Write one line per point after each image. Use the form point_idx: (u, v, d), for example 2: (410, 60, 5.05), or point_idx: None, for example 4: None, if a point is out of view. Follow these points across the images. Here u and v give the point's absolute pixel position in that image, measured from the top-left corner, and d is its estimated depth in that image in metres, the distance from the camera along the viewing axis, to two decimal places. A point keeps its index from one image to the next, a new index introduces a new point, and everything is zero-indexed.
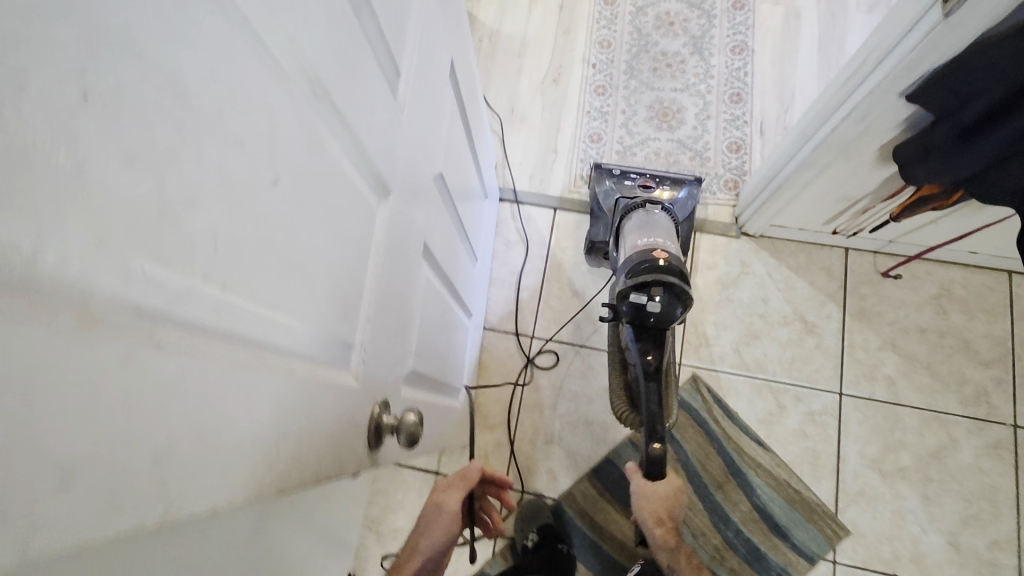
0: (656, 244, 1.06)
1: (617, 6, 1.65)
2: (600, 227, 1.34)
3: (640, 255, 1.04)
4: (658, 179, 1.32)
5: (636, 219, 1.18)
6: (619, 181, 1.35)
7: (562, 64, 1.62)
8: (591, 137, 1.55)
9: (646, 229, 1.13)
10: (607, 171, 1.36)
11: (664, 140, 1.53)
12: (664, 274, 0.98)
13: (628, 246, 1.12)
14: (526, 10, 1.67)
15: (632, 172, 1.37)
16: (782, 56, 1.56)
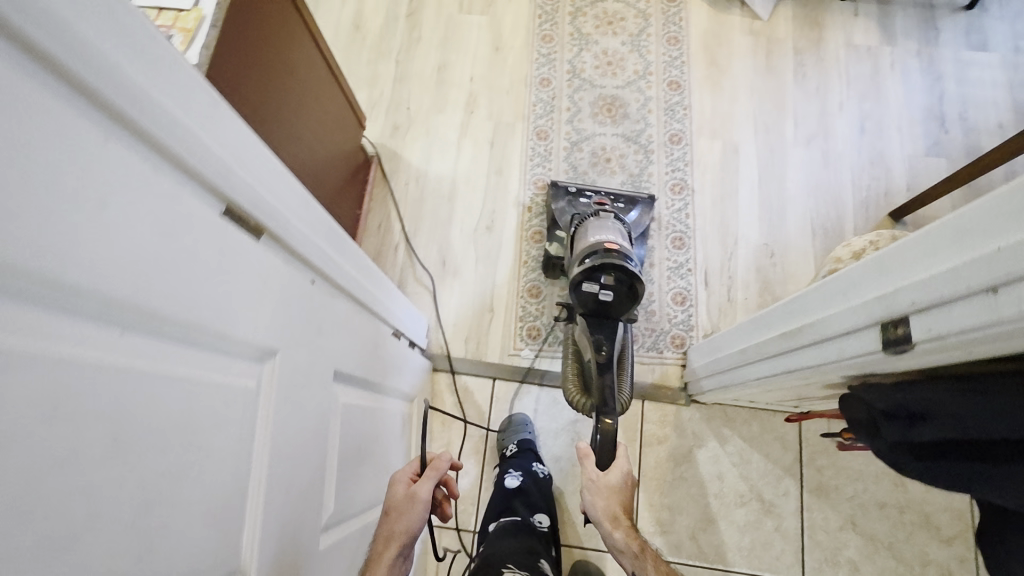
0: (609, 239, 1.14)
1: (550, 142, 1.57)
2: (554, 243, 1.38)
3: (593, 247, 1.12)
4: (612, 197, 1.39)
5: (590, 223, 1.25)
6: (575, 199, 1.40)
7: (494, 208, 1.52)
8: (529, 291, 1.45)
9: (600, 227, 1.21)
10: (563, 190, 1.42)
11: None
12: (615, 263, 1.06)
13: (580, 245, 1.21)
14: (454, 148, 1.57)
15: (588, 189, 1.43)
16: (722, 195, 1.49)
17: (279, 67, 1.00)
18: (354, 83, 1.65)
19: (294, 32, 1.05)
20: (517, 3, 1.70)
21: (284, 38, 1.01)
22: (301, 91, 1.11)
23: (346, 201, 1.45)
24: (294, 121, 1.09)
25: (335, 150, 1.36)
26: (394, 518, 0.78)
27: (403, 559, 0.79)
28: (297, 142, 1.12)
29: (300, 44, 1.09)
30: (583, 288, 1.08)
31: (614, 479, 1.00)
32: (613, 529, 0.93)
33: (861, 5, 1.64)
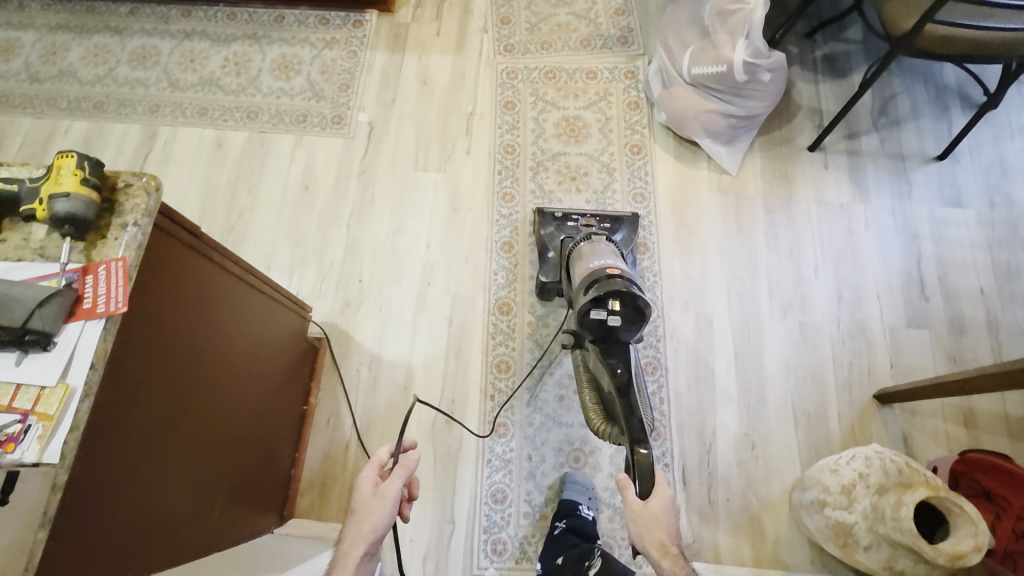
0: (609, 265, 1.17)
1: (513, 317, 1.47)
2: (548, 268, 1.40)
3: (594, 275, 1.15)
4: (598, 220, 1.44)
5: (583, 250, 1.26)
6: (562, 223, 1.44)
7: (455, 396, 1.41)
8: (494, 495, 1.33)
9: (597, 254, 1.23)
10: (550, 216, 1.46)
11: None
12: (620, 287, 1.08)
13: (582, 272, 1.22)
14: (410, 327, 1.47)
15: (574, 213, 1.48)
16: (699, 376, 1.39)
17: (181, 345, 0.88)
18: (302, 253, 1.55)
19: (201, 293, 0.93)
20: (474, 158, 1.62)
21: (186, 309, 0.89)
22: (219, 343, 1.00)
23: (293, 399, 1.33)
24: (209, 379, 0.98)
25: (277, 363, 1.24)
26: (362, 514, 0.94)
27: (367, 557, 0.93)
28: (216, 398, 1.00)
29: (212, 297, 0.97)
30: (590, 316, 1.09)
31: (658, 509, 0.95)
32: (660, 556, 0.93)
33: (830, 157, 1.57)
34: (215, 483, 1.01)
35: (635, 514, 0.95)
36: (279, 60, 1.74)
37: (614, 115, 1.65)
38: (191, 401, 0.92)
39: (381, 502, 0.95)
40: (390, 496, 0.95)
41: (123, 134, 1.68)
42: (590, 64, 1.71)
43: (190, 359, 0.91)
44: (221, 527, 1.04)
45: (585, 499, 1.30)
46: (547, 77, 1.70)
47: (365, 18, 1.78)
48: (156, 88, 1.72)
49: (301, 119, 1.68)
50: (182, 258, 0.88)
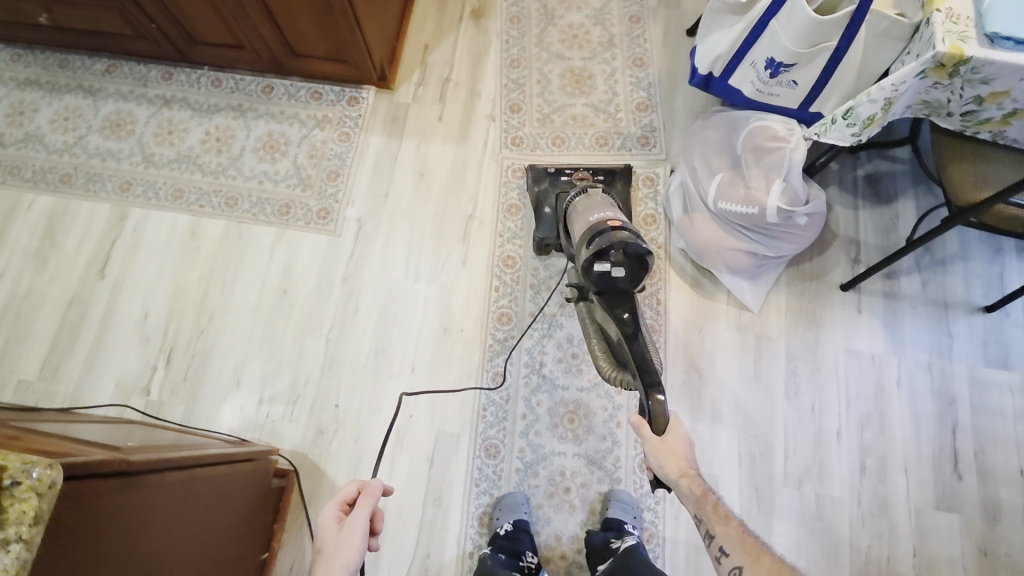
0: (608, 217, 1.08)
1: (500, 464, 1.32)
2: (544, 225, 1.39)
3: (593, 229, 1.04)
4: (591, 174, 1.46)
5: (579, 206, 1.19)
6: (556, 178, 1.46)
7: (431, 549, 1.27)
8: None
9: (593, 205, 1.15)
10: (543, 171, 1.48)
11: None
12: (624, 237, 0.99)
13: (580, 223, 1.13)
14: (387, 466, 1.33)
15: (567, 170, 1.49)
16: (699, 552, 1.26)
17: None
18: (275, 367, 1.40)
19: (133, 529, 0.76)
20: (470, 269, 1.47)
21: (117, 559, 0.72)
22: (171, 565, 0.84)
23: (251, 552, 1.16)
24: None
25: (234, 526, 1.07)
26: (330, 554, 0.85)
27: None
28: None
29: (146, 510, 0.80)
30: (595, 270, 0.99)
31: (675, 440, 0.91)
32: (679, 479, 0.89)
33: (864, 300, 1.42)
34: None
35: (653, 449, 0.91)
36: (265, 138, 1.59)
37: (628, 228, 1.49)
38: None
39: (348, 535, 0.87)
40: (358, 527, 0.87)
41: (88, 211, 1.53)
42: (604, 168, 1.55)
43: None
44: None
45: (631, 518, 1.25)
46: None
47: (361, 95, 1.62)
48: (129, 161, 1.57)
49: (283, 210, 1.53)
50: (95, 512, 0.70)
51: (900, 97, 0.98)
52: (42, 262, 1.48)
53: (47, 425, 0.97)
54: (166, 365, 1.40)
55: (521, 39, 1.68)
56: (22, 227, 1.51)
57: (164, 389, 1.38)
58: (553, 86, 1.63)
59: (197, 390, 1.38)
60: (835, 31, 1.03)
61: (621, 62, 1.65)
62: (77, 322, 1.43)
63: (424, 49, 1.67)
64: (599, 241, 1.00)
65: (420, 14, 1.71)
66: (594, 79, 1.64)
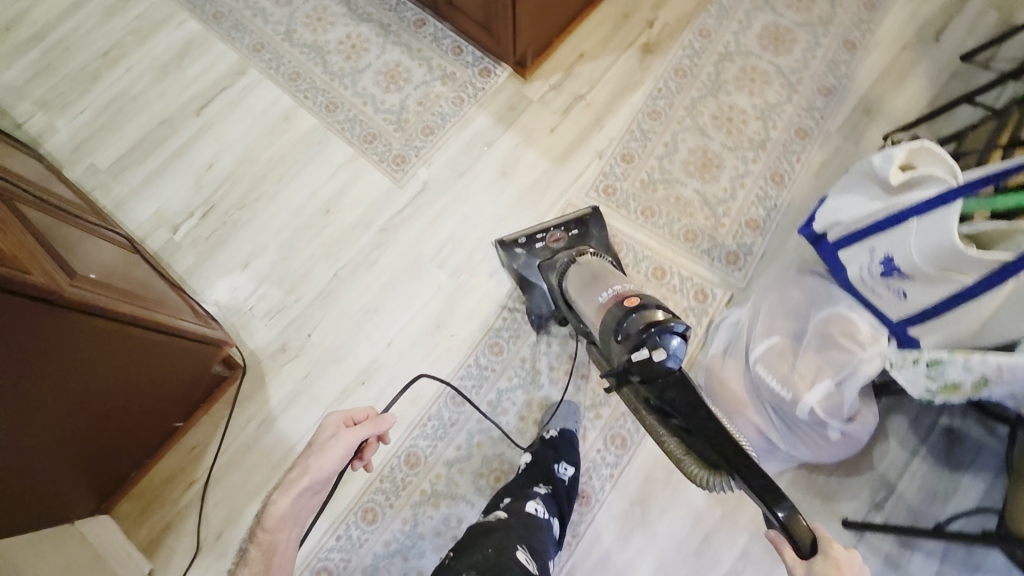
0: (623, 292, 1.05)
1: (412, 474, 1.30)
2: (536, 298, 1.33)
3: (614, 313, 1.00)
4: (564, 228, 1.36)
5: (573, 277, 1.18)
6: (529, 247, 1.36)
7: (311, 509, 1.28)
8: None
9: (603, 280, 1.13)
10: (512, 245, 1.37)
11: None
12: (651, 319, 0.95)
13: (592, 305, 1.09)
14: (319, 412, 1.35)
15: (536, 231, 1.38)
16: None
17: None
18: (281, 271, 1.44)
19: (19, 353, 0.82)
20: (494, 284, 1.42)
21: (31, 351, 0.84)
22: (74, 383, 0.94)
23: (166, 418, 1.25)
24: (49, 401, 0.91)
25: (162, 389, 1.17)
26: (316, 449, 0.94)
27: (309, 491, 0.93)
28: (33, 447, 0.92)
29: (82, 331, 0.91)
30: (632, 357, 0.93)
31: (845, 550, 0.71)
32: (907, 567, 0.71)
33: (859, 548, 1.23)
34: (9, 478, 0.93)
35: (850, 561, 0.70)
36: (391, 66, 1.59)
37: None
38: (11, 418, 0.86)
39: (333, 445, 0.93)
40: (337, 447, 0.92)
41: (216, 53, 1.62)
42: (665, 259, 1.43)
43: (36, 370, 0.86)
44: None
45: None
46: None
47: (495, 71, 1.58)
48: (273, 27, 1.64)
49: (368, 139, 1.54)
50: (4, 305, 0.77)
51: (1003, 386, 0.84)
52: (161, 77, 1.60)
53: (68, 233, 1.07)
54: (202, 217, 1.48)
55: (674, 95, 1.55)
56: (164, 40, 1.63)
57: (188, 236, 1.46)
58: (676, 157, 1.51)
59: (211, 253, 1.45)
60: (977, 267, 0.86)
61: (759, 168, 1.49)
62: (156, 143, 1.54)
63: (578, 57, 1.59)
64: (627, 327, 0.96)
65: (594, 21, 1.62)
66: (721, 171, 1.49)
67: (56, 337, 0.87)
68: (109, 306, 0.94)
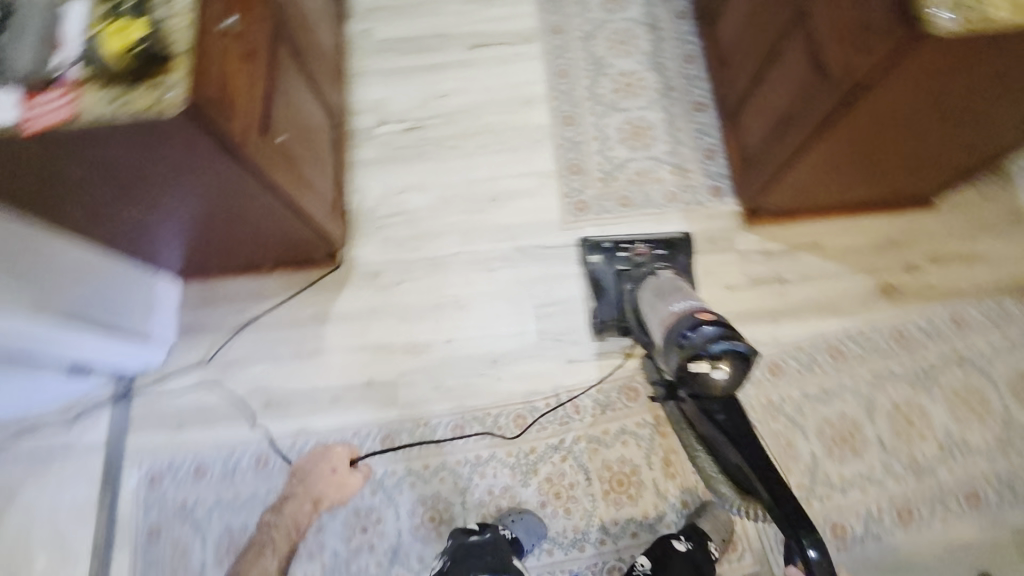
0: (691, 307, 1.01)
1: (376, 452, 1.34)
2: (606, 307, 1.36)
3: (681, 321, 0.96)
4: (650, 245, 1.40)
5: (652, 293, 1.22)
6: (611, 257, 1.40)
7: (296, 409, 1.41)
8: (196, 467, 1.38)
9: (677, 290, 1.11)
10: (597, 247, 1.42)
11: (201, 553, 1.33)
12: (716, 334, 0.91)
13: (661, 318, 1.07)
14: (359, 344, 1.44)
15: (623, 241, 1.42)
16: None
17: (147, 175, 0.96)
18: (424, 217, 1.51)
19: (185, 167, 0.97)
20: (563, 369, 1.37)
21: (195, 170, 0.98)
22: (210, 201, 1.10)
23: (259, 256, 1.41)
24: (186, 202, 1.08)
25: (268, 239, 1.31)
26: None
27: None
28: (154, 220, 1.12)
29: (239, 180, 1.04)
30: (688, 367, 0.93)
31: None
32: None
33: None
34: (128, 227, 1.12)
35: None
36: (645, 124, 1.54)
37: (652, 533, 1.27)
38: (153, 197, 1.03)
39: None
40: None
41: (523, 12, 1.67)
42: None
43: (189, 182, 1.01)
44: (105, 239, 1.17)
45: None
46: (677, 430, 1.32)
47: (726, 197, 1.46)
48: (582, 22, 1.65)
49: (573, 169, 1.51)
50: (197, 139, 0.91)
51: None
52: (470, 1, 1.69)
53: (296, 88, 1.22)
54: (407, 129, 1.58)
55: (874, 353, 1.33)
56: None
57: (387, 136, 1.58)
58: (823, 407, 1.29)
59: (389, 162, 1.56)
60: None
61: (896, 491, 1.23)
62: (424, 47, 1.65)
63: (811, 244, 1.41)
64: (691, 337, 0.92)
65: (854, 226, 1.42)
66: (856, 459, 1.25)
67: (217, 173, 1.01)
68: (266, 172, 1.06)
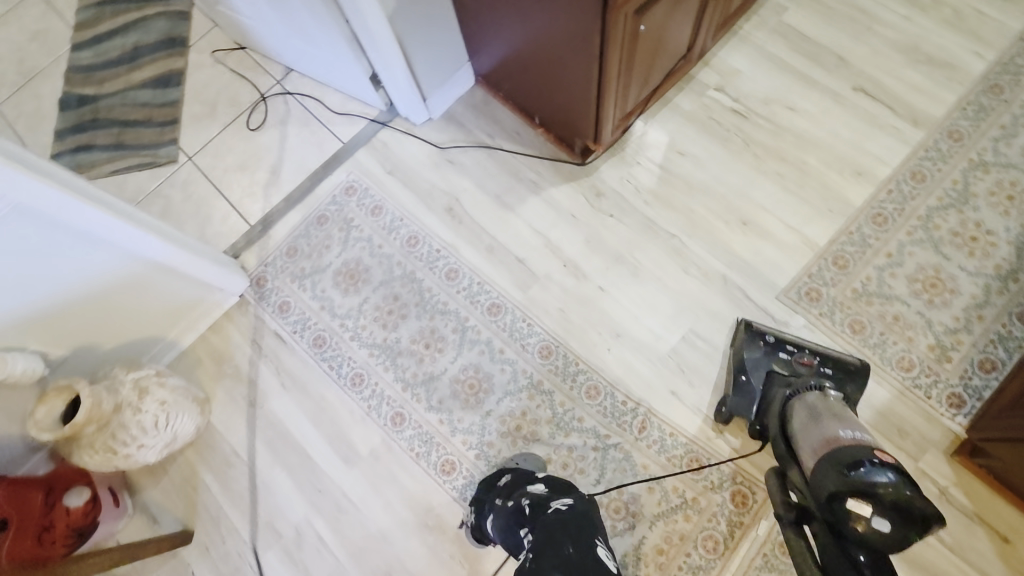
0: (864, 442, 0.86)
1: (482, 309, 1.47)
2: (740, 399, 1.21)
3: (848, 451, 0.82)
4: (823, 363, 1.18)
5: (807, 412, 1.00)
6: (773, 351, 1.22)
7: (462, 228, 1.57)
8: (376, 207, 1.64)
9: (842, 417, 0.96)
10: (760, 336, 1.25)
11: (332, 258, 1.61)
12: (887, 477, 0.75)
13: (817, 439, 0.92)
14: (542, 229, 1.52)
15: (790, 344, 1.24)
16: (317, 407, 1.45)
17: None
18: (678, 185, 1.49)
19: None
20: (661, 392, 1.33)
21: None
22: (557, 30, 1.21)
23: (541, 108, 1.54)
24: (544, 16, 1.21)
25: (560, 98, 1.42)
26: None
27: None
28: (515, 12, 1.28)
29: (589, 30, 1.12)
30: (843, 496, 0.76)
31: None
32: None
33: None
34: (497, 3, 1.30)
35: None
36: (952, 282, 1.29)
37: None
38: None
39: None
40: None
41: (937, 97, 1.46)
42: None
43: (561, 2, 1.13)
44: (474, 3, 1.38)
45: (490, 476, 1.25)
46: (701, 530, 1.22)
47: (961, 414, 1.19)
48: (986, 149, 1.39)
49: (837, 259, 1.35)
50: None
51: None
52: (895, 51, 1.52)
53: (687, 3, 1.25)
54: (733, 110, 1.53)
55: None
56: (945, 46, 1.50)
57: (712, 102, 1.55)
58: None
59: (693, 122, 1.54)
60: None
61: None
62: (814, 58, 1.54)
63: (1003, 535, 1.12)
64: (856, 471, 0.77)
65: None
66: None
67: (582, 12, 1.10)
68: (611, 42, 1.12)
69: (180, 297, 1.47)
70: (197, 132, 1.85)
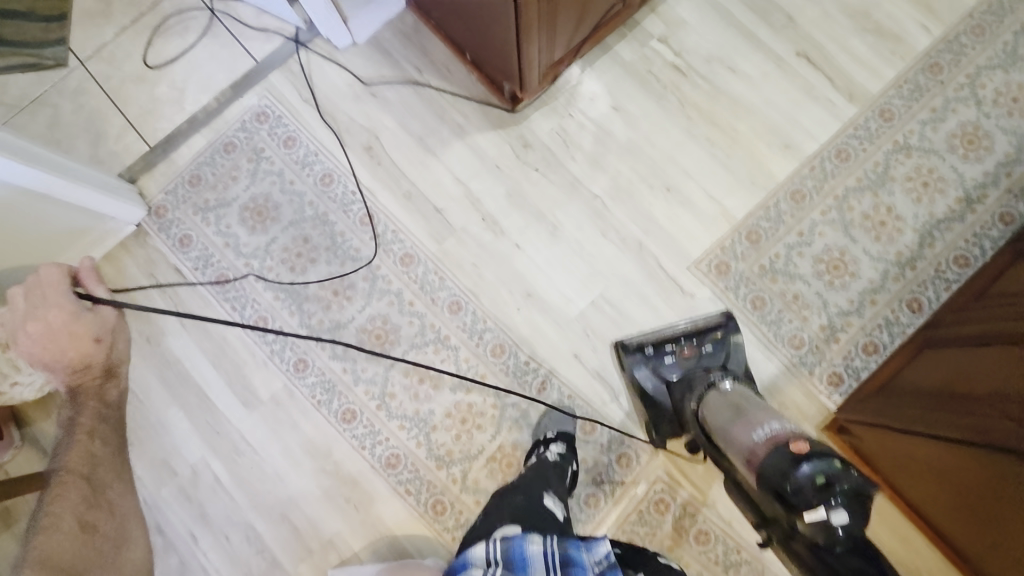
0: (777, 432, 0.89)
1: (395, 258, 1.42)
2: (662, 420, 1.22)
3: (775, 456, 0.84)
4: (698, 343, 1.25)
5: (713, 416, 1.04)
6: (658, 361, 1.24)
7: (380, 170, 1.48)
8: (289, 137, 1.52)
9: (749, 411, 0.98)
10: (638, 356, 1.26)
11: (239, 190, 1.50)
12: (815, 470, 0.77)
13: (746, 449, 0.92)
14: (464, 177, 1.45)
15: (664, 342, 1.27)
16: (218, 347, 1.41)
17: None
18: (608, 143, 1.43)
19: None
20: (566, 354, 1.34)
21: None
22: None
23: (469, 45, 1.41)
24: None
25: (484, 37, 1.30)
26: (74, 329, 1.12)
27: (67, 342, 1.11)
28: None
29: None
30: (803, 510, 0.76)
31: None
32: None
33: None
34: None
35: None
36: (855, 265, 1.32)
37: None
38: None
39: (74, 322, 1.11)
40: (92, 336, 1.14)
41: (877, 71, 1.42)
42: None
43: None
44: None
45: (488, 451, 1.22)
46: (588, 485, 1.28)
47: (839, 392, 1.26)
48: (913, 132, 1.38)
49: (751, 234, 1.35)
50: None
51: None
52: (846, 16, 1.45)
53: None
54: (673, 65, 1.45)
55: None
56: (896, 16, 1.44)
57: (653, 54, 1.46)
58: None
59: (631, 75, 1.45)
60: None
61: None
62: (764, 16, 1.46)
63: None
64: (795, 481, 0.78)
65: (903, 529, 1.20)
66: None
67: None
68: None
69: (61, 223, 1.34)
70: (89, 32, 1.63)
